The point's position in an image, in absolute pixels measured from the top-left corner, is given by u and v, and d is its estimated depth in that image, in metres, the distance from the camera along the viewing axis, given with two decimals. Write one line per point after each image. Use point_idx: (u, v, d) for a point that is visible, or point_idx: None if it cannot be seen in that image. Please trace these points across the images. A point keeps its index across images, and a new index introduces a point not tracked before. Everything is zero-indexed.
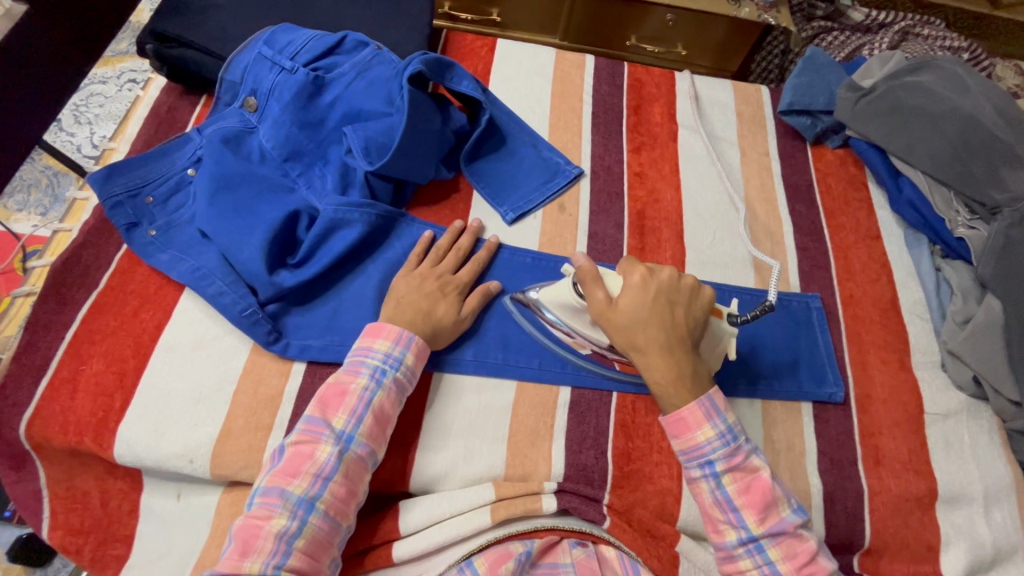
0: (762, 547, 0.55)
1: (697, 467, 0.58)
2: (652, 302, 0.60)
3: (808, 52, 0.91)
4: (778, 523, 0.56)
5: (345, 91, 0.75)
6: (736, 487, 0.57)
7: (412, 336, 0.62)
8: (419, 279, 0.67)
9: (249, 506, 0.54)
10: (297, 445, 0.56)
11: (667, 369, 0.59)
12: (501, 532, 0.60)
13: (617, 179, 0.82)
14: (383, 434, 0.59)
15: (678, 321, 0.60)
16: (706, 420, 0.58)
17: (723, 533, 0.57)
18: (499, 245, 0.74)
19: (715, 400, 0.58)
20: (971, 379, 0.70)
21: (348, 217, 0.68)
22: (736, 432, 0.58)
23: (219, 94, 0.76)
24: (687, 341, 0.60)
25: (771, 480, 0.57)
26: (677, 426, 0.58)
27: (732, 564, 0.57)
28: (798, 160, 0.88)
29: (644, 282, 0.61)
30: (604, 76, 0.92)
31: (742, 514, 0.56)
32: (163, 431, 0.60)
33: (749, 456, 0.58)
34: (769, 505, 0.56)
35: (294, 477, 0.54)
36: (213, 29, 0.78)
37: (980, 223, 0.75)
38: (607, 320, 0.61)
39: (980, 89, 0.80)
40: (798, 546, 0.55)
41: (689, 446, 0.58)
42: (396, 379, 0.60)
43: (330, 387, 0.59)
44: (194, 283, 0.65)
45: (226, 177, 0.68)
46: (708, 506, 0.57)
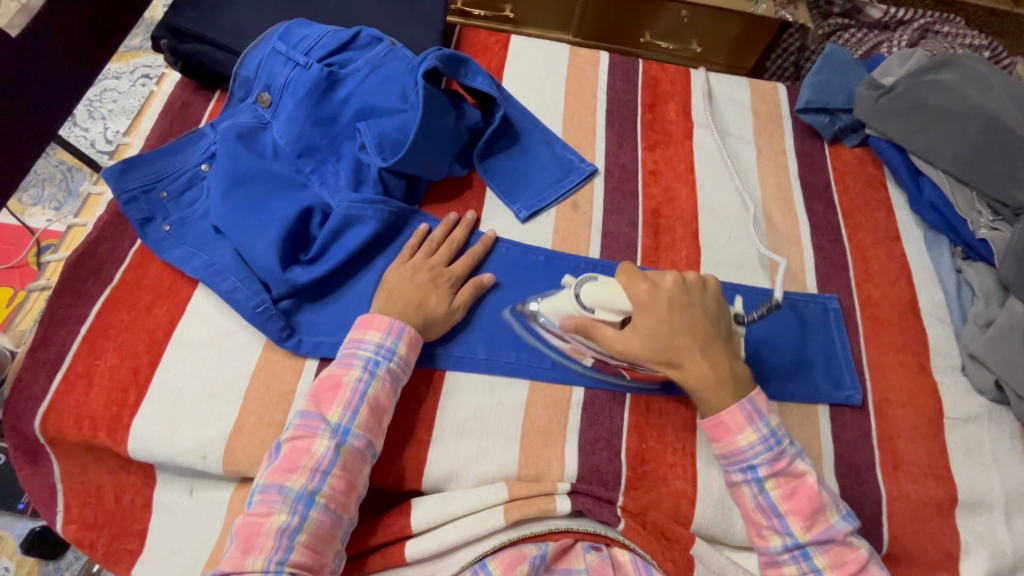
0: (808, 553, 0.55)
1: (740, 472, 0.57)
2: (668, 313, 0.58)
3: (826, 50, 0.90)
4: (825, 530, 0.55)
5: (359, 86, 0.74)
6: (781, 493, 0.56)
7: (404, 326, 0.61)
8: (411, 270, 0.66)
9: (249, 503, 0.54)
10: (294, 440, 0.55)
11: (705, 370, 0.58)
12: (515, 533, 0.59)
13: (631, 177, 0.81)
14: (380, 425, 0.58)
15: (699, 325, 0.59)
16: (749, 424, 0.57)
17: (767, 539, 0.57)
18: (497, 239, 0.73)
19: (757, 403, 0.58)
20: (993, 383, 0.68)
21: (361, 214, 0.68)
22: (780, 436, 0.57)
23: (233, 90, 0.76)
24: (714, 339, 0.59)
25: (817, 486, 0.56)
26: (717, 430, 0.58)
27: (776, 570, 0.56)
28: (815, 159, 0.86)
29: (653, 293, 0.58)
30: (619, 73, 0.91)
31: (788, 520, 0.56)
32: (176, 426, 0.60)
33: (794, 461, 0.57)
34: (816, 512, 0.55)
35: (292, 472, 0.54)
36: (227, 24, 0.78)
37: (1003, 224, 0.74)
38: (629, 344, 0.58)
39: (1004, 87, 0.77)
40: (847, 554, 0.55)
41: (732, 451, 0.57)
42: (389, 369, 0.59)
43: (323, 381, 0.59)
44: (207, 279, 0.65)
45: (240, 173, 0.68)
46: (751, 511, 0.57)
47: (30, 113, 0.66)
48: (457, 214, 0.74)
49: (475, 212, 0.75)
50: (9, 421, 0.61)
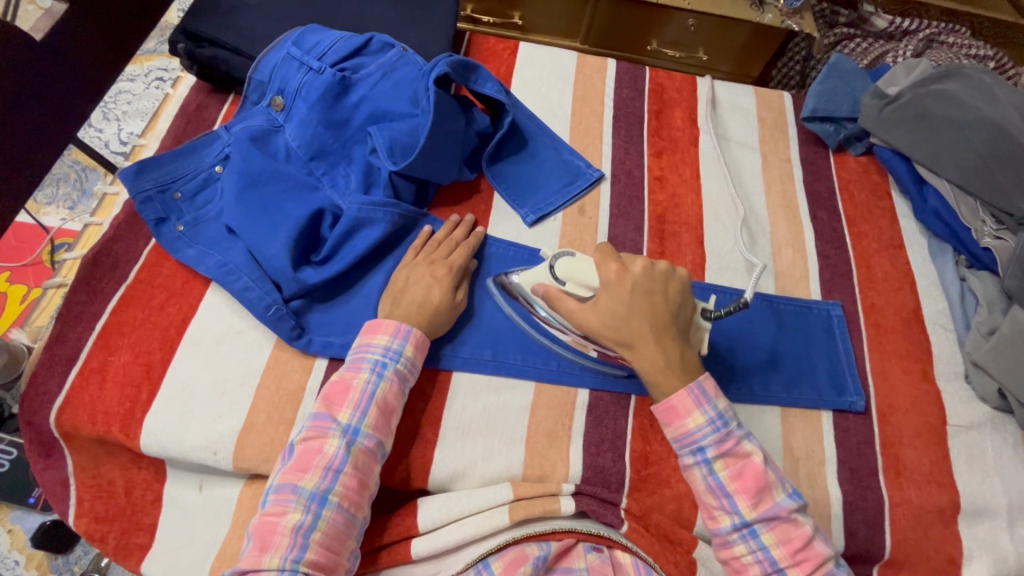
0: (756, 531, 0.55)
1: (689, 455, 0.58)
2: (630, 296, 0.59)
3: (832, 59, 0.90)
4: (770, 508, 0.55)
5: (371, 91, 0.76)
6: (728, 473, 0.56)
7: (410, 329, 0.62)
8: (415, 271, 0.67)
9: (264, 503, 0.55)
10: (307, 441, 0.56)
11: (657, 356, 0.58)
12: (519, 532, 0.60)
13: (637, 183, 0.82)
14: (388, 424, 0.59)
15: (656, 313, 0.59)
16: (696, 406, 0.57)
17: (717, 519, 0.56)
18: (485, 236, 0.74)
19: (704, 386, 0.58)
20: (996, 391, 0.68)
21: (372, 216, 0.69)
22: (727, 417, 0.58)
23: (247, 93, 0.77)
24: (670, 330, 0.59)
25: (763, 465, 0.56)
26: (667, 414, 0.58)
27: (728, 550, 0.56)
28: (820, 167, 0.87)
29: (619, 275, 0.59)
30: (626, 80, 0.92)
31: (735, 499, 0.56)
32: (188, 423, 0.61)
33: (741, 442, 0.57)
34: (761, 490, 0.55)
35: (305, 472, 0.55)
36: (242, 29, 0.79)
37: (1007, 234, 0.75)
38: (586, 317, 0.60)
39: (1009, 97, 0.78)
40: (793, 531, 0.54)
41: (681, 434, 0.58)
42: (397, 371, 0.60)
43: (334, 384, 0.60)
44: (221, 279, 0.66)
45: (253, 174, 0.69)
46: (701, 493, 0.57)
47: (51, 114, 0.68)
48: (456, 215, 0.75)
49: (473, 215, 0.75)
50: (25, 416, 0.62)
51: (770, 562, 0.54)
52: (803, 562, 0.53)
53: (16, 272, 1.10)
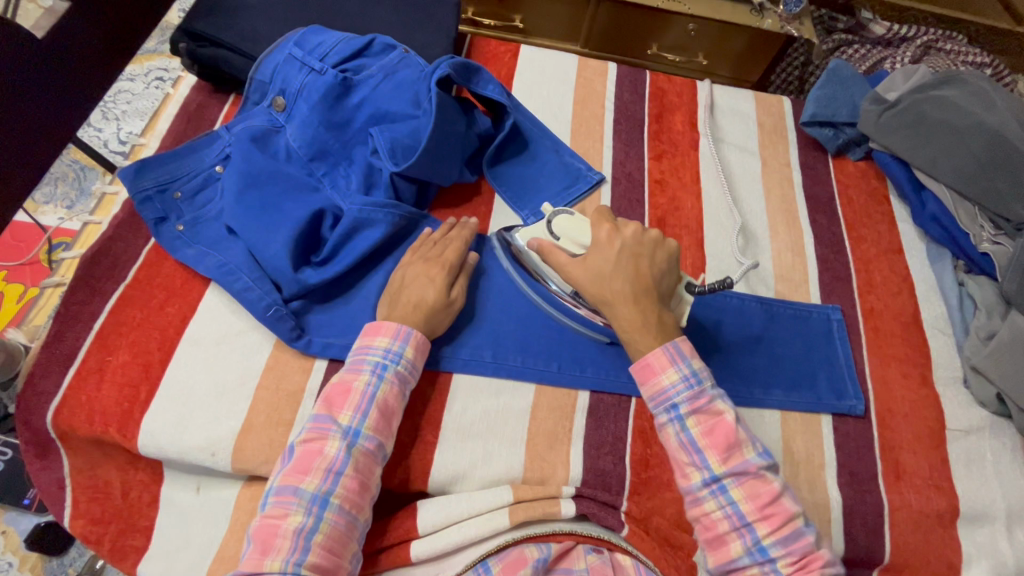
0: (724, 487, 0.54)
1: (664, 412, 0.57)
2: (617, 257, 0.61)
3: (831, 65, 0.91)
4: (741, 464, 0.55)
5: (372, 92, 0.76)
6: (700, 430, 0.56)
7: (411, 330, 0.62)
8: (410, 270, 0.67)
9: (265, 506, 0.54)
10: (307, 443, 0.56)
11: (634, 316, 0.59)
12: (518, 533, 0.60)
13: (638, 187, 0.82)
14: (388, 426, 0.59)
15: (644, 277, 0.60)
16: (671, 363, 0.57)
17: (689, 477, 0.55)
18: (482, 237, 0.74)
19: (680, 345, 0.58)
20: (994, 396, 0.69)
21: (372, 217, 0.69)
22: (701, 376, 0.57)
23: (248, 93, 0.77)
24: (655, 293, 0.61)
25: (735, 422, 0.56)
26: (642, 372, 0.58)
27: (698, 508, 0.55)
28: (819, 172, 0.88)
29: (610, 236, 0.62)
30: (627, 83, 0.92)
31: (706, 455, 0.55)
32: (186, 423, 0.60)
33: (714, 400, 0.57)
34: (733, 446, 0.55)
35: (306, 474, 0.55)
36: (244, 29, 0.79)
37: (1005, 239, 0.74)
38: (575, 271, 0.62)
39: (1006, 105, 0.79)
40: (761, 488, 0.54)
41: (655, 391, 0.58)
42: (397, 373, 0.60)
43: (334, 386, 0.59)
44: (220, 279, 0.66)
45: (254, 174, 0.69)
46: (674, 450, 0.56)
47: (52, 112, 0.67)
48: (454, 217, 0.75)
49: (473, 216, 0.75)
50: (21, 416, 0.61)
51: (738, 517, 0.53)
52: (771, 516, 0.53)
53: (13, 271, 1.09)
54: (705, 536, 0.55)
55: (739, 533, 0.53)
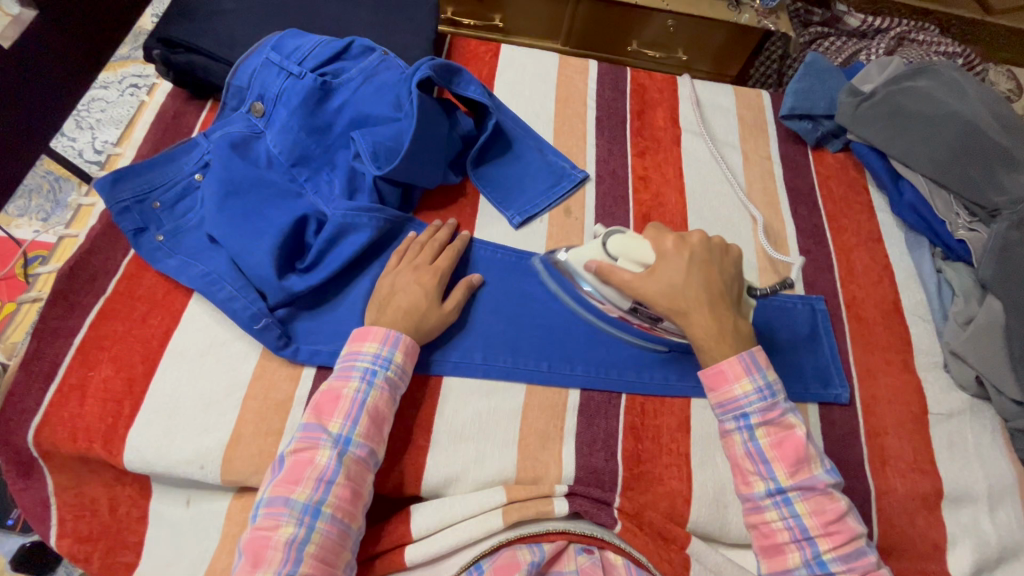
0: (789, 499, 0.56)
1: (732, 419, 0.60)
2: (687, 266, 0.63)
3: (808, 58, 0.92)
4: (808, 479, 0.56)
5: (353, 96, 0.75)
6: (770, 441, 0.58)
7: (400, 335, 0.62)
8: (399, 277, 0.67)
9: (255, 517, 0.54)
10: (297, 453, 0.56)
11: (710, 324, 0.62)
12: (513, 533, 0.59)
13: (622, 184, 0.83)
14: (379, 432, 0.59)
15: (714, 284, 0.63)
16: (745, 373, 0.59)
17: (752, 485, 0.58)
18: (471, 240, 0.74)
19: (755, 356, 0.60)
20: (974, 379, 0.71)
21: (357, 222, 0.69)
22: (774, 389, 0.59)
23: (226, 99, 0.76)
24: (726, 299, 0.64)
25: (804, 438, 0.58)
26: (715, 379, 0.60)
27: (758, 515, 0.57)
28: (799, 164, 0.89)
29: (678, 247, 0.64)
30: (608, 81, 0.93)
31: (773, 466, 0.57)
32: (173, 437, 0.59)
33: (787, 414, 0.59)
34: (801, 461, 0.57)
35: (297, 484, 0.54)
36: (220, 34, 0.78)
37: (980, 226, 0.76)
38: (646, 285, 0.63)
39: (977, 95, 0.82)
40: (827, 504, 0.55)
41: (726, 399, 0.60)
42: (387, 378, 0.60)
43: (323, 394, 0.59)
44: (204, 289, 0.65)
45: (236, 182, 0.69)
46: (739, 458, 0.59)
47: (23, 124, 0.66)
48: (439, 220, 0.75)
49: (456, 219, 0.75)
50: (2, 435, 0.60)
51: (800, 530, 0.55)
52: (834, 533, 0.54)
53: None
54: (762, 542, 0.57)
55: (799, 545, 0.55)
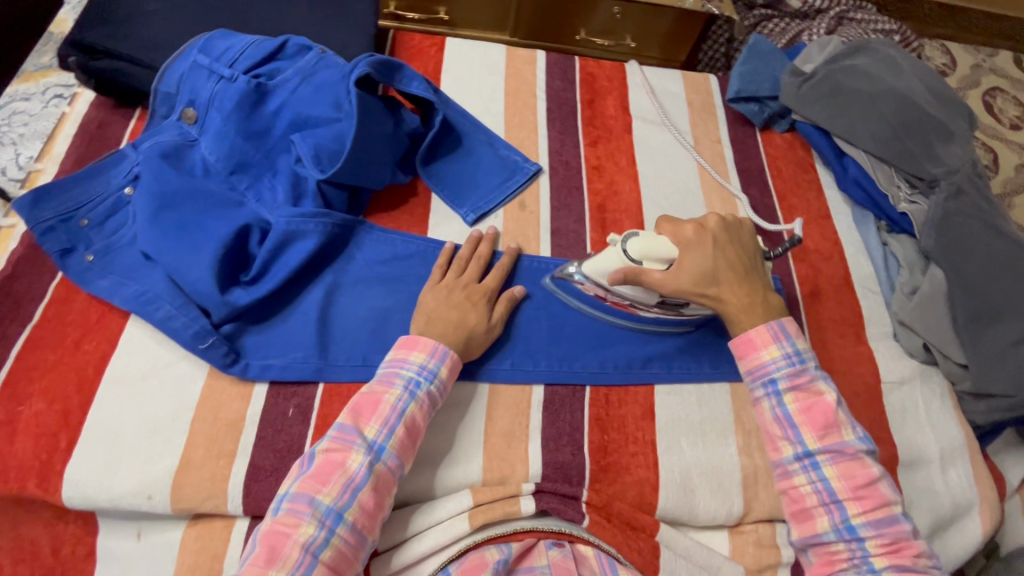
0: (817, 463, 0.57)
1: (761, 386, 0.61)
2: (711, 251, 0.64)
3: (751, 40, 0.93)
4: (837, 444, 0.57)
5: (291, 97, 0.72)
6: (798, 406, 0.59)
7: (447, 350, 0.61)
8: (446, 290, 0.66)
9: (275, 511, 0.52)
10: (329, 452, 0.54)
11: (743, 297, 0.63)
12: (479, 536, 0.58)
13: (576, 174, 0.82)
14: (412, 446, 0.58)
15: (739, 263, 0.65)
16: (773, 340, 0.61)
17: (781, 449, 0.59)
18: (519, 253, 0.73)
19: (784, 324, 0.62)
20: (921, 346, 0.73)
21: (303, 228, 0.66)
22: (803, 356, 0.61)
23: (154, 107, 0.72)
24: (752, 273, 0.65)
25: (834, 404, 0.59)
26: (743, 346, 0.62)
27: (788, 480, 0.59)
28: (748, 146, 0.90)
29: (699, 232, 0.65)
30: (556, 71, 0.92)
31: (801, 430, 0.58)
32: (115, 468, 0.56)
33: (815, 380, 0.60)
34: (830, 425, 0.58)
35: (324, 485, 0.53)
36: (143, 39, 0.74)
37: (920, 197, 0.79)
38: (676, 282, 0.63)
39: (912, 71, 0.85)
40: (857, 469, 0.57)
41: (755, 365, 0.61)
42: (429, 392, 0.59)
43: (364, 396, 0.58)
44: (140, 309, 0.61)
45: (169, 194, 0.65)
46: (768, 423, 0.60)
47: None
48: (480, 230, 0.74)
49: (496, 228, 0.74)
50: None
51: (829, 493, 0.56)
52: (863, 497, 0.56)
53: None
54: (792, 508, 0.58)
55: (828, 509, 0.57)
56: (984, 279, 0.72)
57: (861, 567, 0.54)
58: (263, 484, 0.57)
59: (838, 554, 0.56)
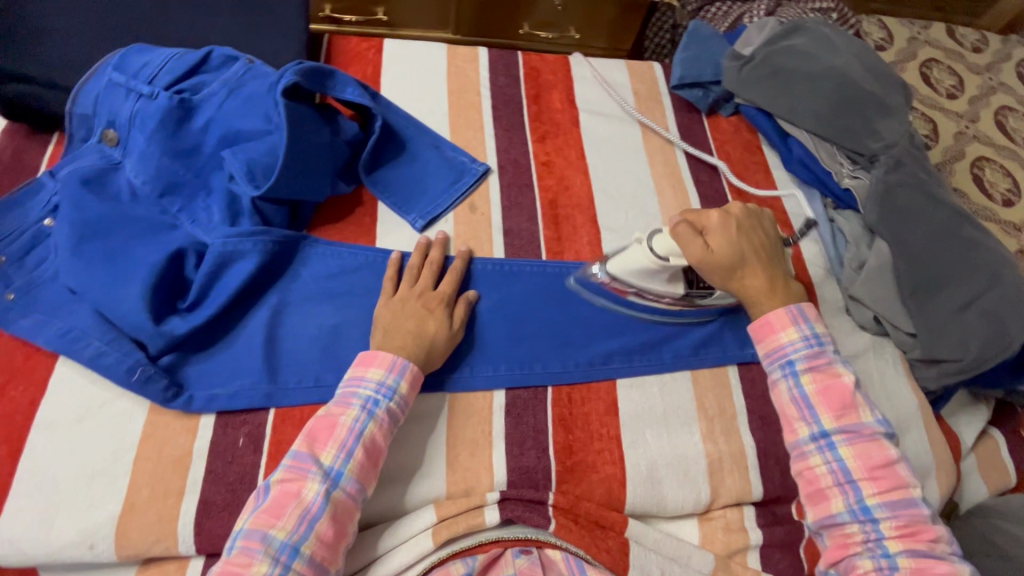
0: (833, 443, 0.59)
1: (778, 368, 0.63)
2: (738, 235, 0.66)
3: (691, 26, 0.93)
4: (854, 425, 0.59)
5: (218, 111, 0.68)
6: (814, 387, 0.60)
7: (407, 363, 0.59)
8: (401, 303, 0.64)
9: (229, 550, 0.50)
10: (284, 483, 0.52)
11: (763, 281, 0.66)
12: (444, 552, 0.57)
13: (526, 172, 0.81)
14: (373, 469, 0.56)
15: (761, 247, 0.67)
16: (792, 323, 0.63)
17: (797, 431, 0.60)
18: (469, 256, 0.72)
19: (804, 309, 0.64)
20: (872, 319, 0.75)
21: (240, 249, 0.64)
22: (821, 339, 0.63)
23: (71, 130, 0.68)
24: (775, 259, 0.68)
25: (852, 386, 0.60)
26: (761, 329, 0.64)
27: (803, 461, 0.60)
28: (695, 132, 0.90)
29: (725, 219, 0.66)
30: (499, 67, 0.91)
31: (817, 410, 0.60)
32: (53, 520, 0.53)
33: (833, 362, 0.62)
34: (847, 406, 0.59)
35: (279, 519, 0.51)
36: (55, 60, 0.70)
37: (862, 172, 0.81)
38: (708, 264, 0.65)
39: (847, 48, 0.86)
40: (874, 450, 0.58)
41: (774, 347, 0.63)
42: (389, 410, 0.57)
43: (318, 420, 0.56)
44: (67, 349, 0.58)
45: (92, 223, 0.61)
46: (785, 404, 0.62)
47: None
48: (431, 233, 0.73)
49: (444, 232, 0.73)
50: None
51: (843, 473, 0.58)
52: (879, 478, 0.57)
53: None
54: (807, 489, 0.59)
55: (843, 489, 0.57)
56: (928, 249, 0.73)
57: (875, 550, 0.55)
58: (216, 520, 0.55)
59: (853, 537, 0.56)
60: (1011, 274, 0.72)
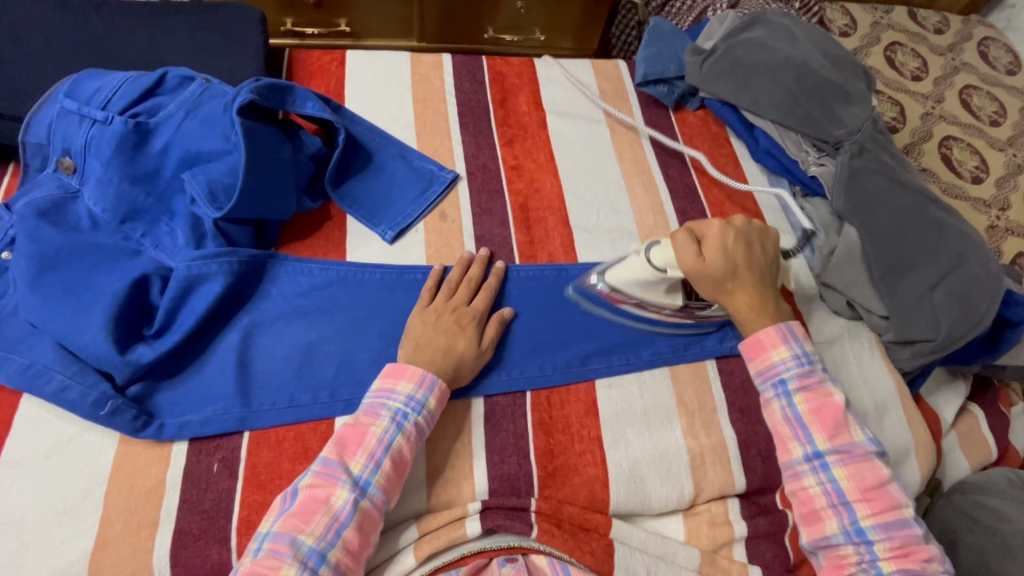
0: (827, 464, 0.59)
1: (770, 388, 0.63)
2: (734, 245, 0.65)
3: (651, 23, 0.93)
4: (847, 445, 0.60)
5: (176, 133, 0.67)
6: (807, 407, 0.61)
7: (436, 379, 0.59)
8: (435, 315, 0.65)
9: (255, 552, 0.50)
10: (313, 488, 0.53)
11: (752, 298, 0.65)
12: (428, 567, 0.57)
13: (494, 177, 0.81)
14: (399, 480, 0.56)
15: (755, 261, 0.66)
16: (783, 341, 0.63)
17: (790, 451, 0.61)
18: (508, 269, 0.72)
19: (792, 327, 0.64)
20: (845, 304, 0.76)
21: (206, 271, 0.63)
22: (811, 357, 0.63)
23: (27, 160, 0.67)
24: (765, 277, 0.67)
25: (843, 406, 0.61)
26: (752, 348, 0.64)
27: (797, 482, 0.60)
28: (662, 128, 0.91)
29: (724, 230, 0.65)
30: (464, 73, 0.90)
31: (811, 431, 0.60)
32: (22, 561, 0.52)
33: (823, 382, 0.62)
34: (839, 427, 0.60)
35: (307, 524, 0.51)
36: (3, 88, 0.69)
37: (827, 159, 0.81)
38: (699, 274, 0.64)
39: (806, 37, 0.87)
40: (867, 471, 0.59)
41: (766, 366, 0.63)
42: (416, 423, 0.57)
43: (349, 428, 0.56)
44: (30, 385, 0.56)
45: (50, 254, 0.60)
46: (778, 424, 0.62)
47: None
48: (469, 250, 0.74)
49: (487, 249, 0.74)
50: None
51: (837, 494, 0.58)
52: (873, 499, 0.58)
53: None
54: (801, 510, 0.60)
55: (836, 511, 0.58)
56: (896, 233, 0.74)
57: (870, 570, 0.56)
58: (191, 549, 0.54)
59: (847, 559, 0.57)
60: (977, 254, 0.72)
